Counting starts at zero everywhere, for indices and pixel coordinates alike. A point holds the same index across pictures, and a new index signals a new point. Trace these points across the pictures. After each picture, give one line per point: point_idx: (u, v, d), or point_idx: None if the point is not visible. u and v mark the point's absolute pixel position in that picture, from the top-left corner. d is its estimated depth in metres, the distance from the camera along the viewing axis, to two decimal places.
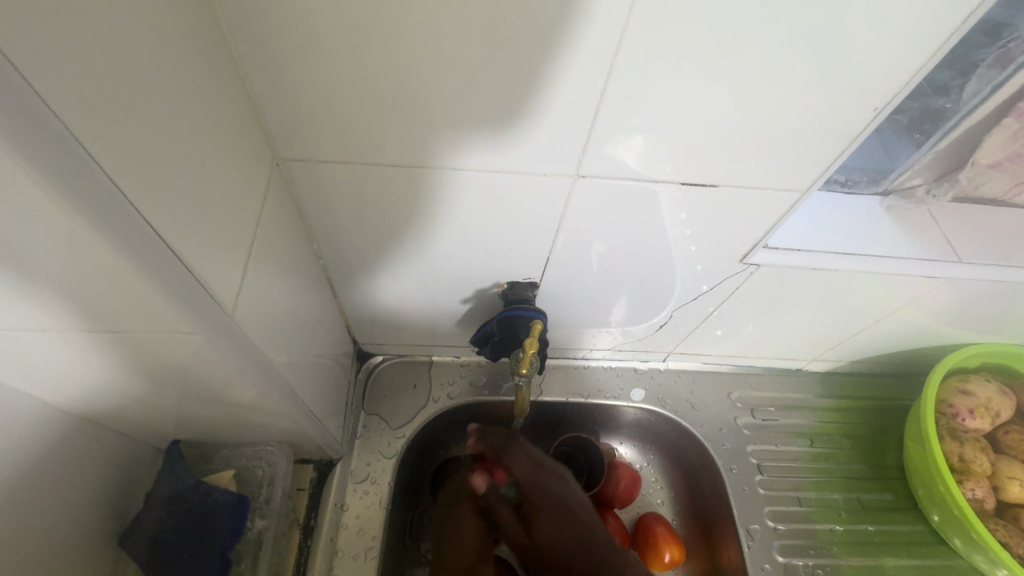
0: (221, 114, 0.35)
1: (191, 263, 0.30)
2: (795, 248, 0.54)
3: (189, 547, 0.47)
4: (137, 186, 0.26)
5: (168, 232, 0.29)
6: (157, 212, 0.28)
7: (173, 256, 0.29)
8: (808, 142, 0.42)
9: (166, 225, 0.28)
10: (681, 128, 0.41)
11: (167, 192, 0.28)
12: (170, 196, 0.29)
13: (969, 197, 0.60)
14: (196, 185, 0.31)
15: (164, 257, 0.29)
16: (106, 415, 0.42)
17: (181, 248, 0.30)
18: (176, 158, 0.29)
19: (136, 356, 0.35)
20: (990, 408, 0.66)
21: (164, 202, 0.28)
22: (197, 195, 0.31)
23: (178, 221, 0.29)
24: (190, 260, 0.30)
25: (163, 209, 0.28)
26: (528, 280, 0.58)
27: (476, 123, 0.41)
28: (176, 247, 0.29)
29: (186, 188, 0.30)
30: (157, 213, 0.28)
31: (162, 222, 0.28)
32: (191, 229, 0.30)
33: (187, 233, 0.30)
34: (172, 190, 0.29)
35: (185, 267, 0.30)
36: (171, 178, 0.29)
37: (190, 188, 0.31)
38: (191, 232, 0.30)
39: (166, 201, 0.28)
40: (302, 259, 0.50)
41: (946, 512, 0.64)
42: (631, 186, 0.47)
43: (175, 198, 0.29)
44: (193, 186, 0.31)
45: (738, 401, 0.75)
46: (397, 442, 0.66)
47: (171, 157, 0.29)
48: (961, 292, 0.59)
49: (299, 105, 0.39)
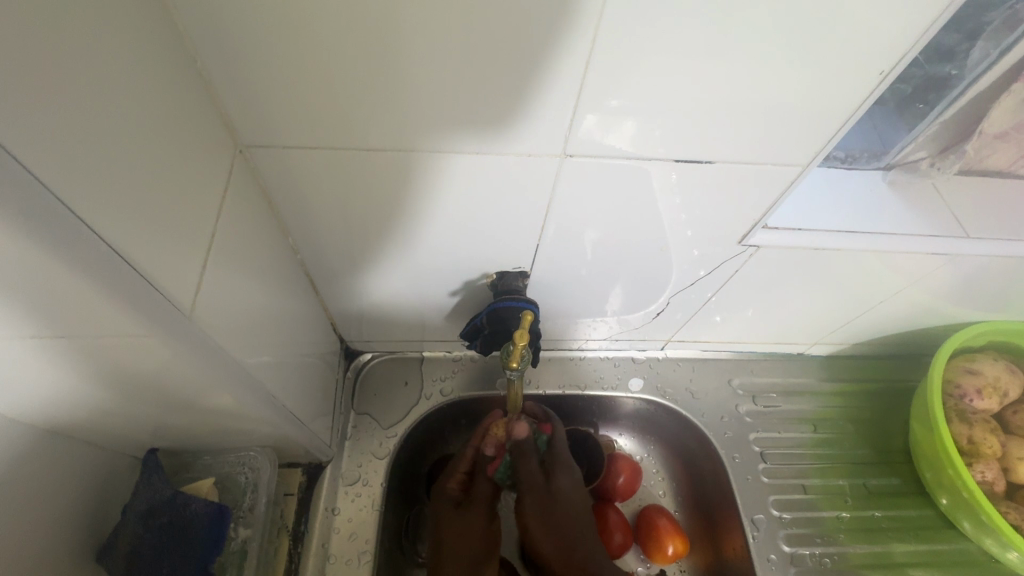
0: (170, 97, 0.31)
1: (134, 258, 0.28)
2: (794, 229, 0.52)
3: (168, 563, 0.45)
4: (61, 173, 0.23)
5: (102, 224, 0.26)
6: (88, 201, 0.25)
7: (110, 250, 0.26)
8: (811, 114, 0.40)
9: (100, 216, 0.25)
10: (674, 103, 0.39)
11: (102, 180, 0.25)
12: (105, 184, 0.26)
13: (974, 170, 0.57)
14: (139, 174, 0.28)
15: (99, 252, 0.26)
16: (72, 427, 0.40)
17: (120, 242, 0.27)
18: (114, 143, 0.26)
19: (94, 365, 0.33)
20: (998, 387, 0.63)
21: (98, 191, 0.25)
22: (139, 184, 0.28)
23: (116, 212, 0.26)
24: (133, 255, 0.27)
25: (95, 199, 0.25)
26: (518, 270, 0.55)
27: (450, 102, 0.38)
28: (112, 240, 0.26)
29: (125, 176, 0.27)
30: (88, 204, 0.25)
31: (94, 213, 0.25)
32: (132, 220, 0.27)
33: (127, 226, 0.27)
34: (109, 177, 0.26)
35: (126, 262, 0.27)
36: (108, 166, 0.26)
37: (131, 175, 0.28)
38: (133, 224, 0.27)
39: (100, 189, 0.25)
40: (277, 255, 0.47)
41: (955, 496, 0.63)
42: (623, 167, 0.44)
43: (112, 186, 0.26)
44: (134, 174, 0.28)
45: (738, 388, 0.73)
46: (389, 441, 0.64)
47: (107, 142, 0.26)
48: (969, 269, 0.57)
49: (260, 88, 0.36)
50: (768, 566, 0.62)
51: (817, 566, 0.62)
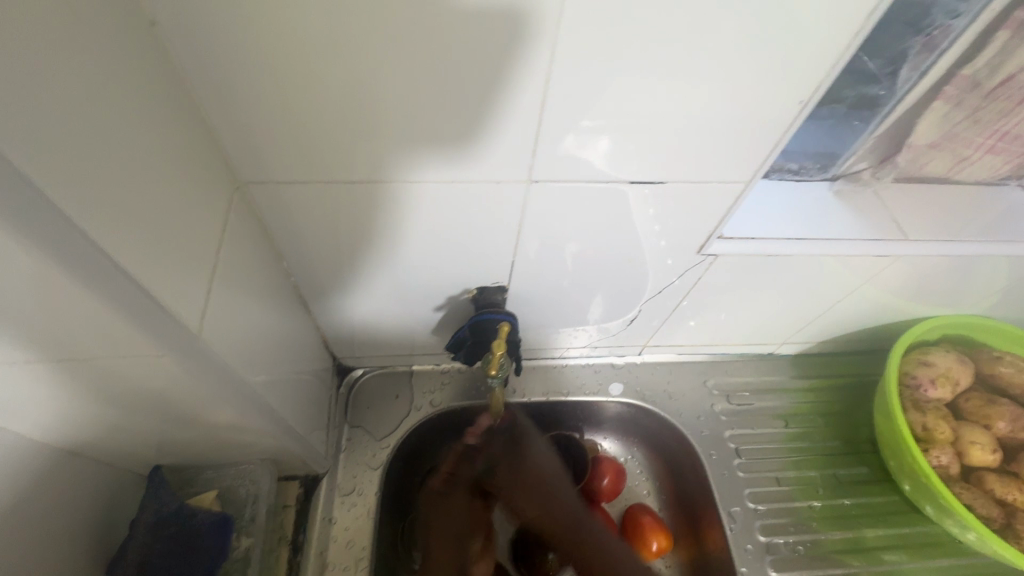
0: (176, 140, 0.35)
1: (151, 287, 0.31)
2: (749, 237, 0.56)
3: (176, 570, 0.48)
4: (90, 212, 0.27)
5: (124, 257, 0.29)
6: (112, 237, 0.28)
7: (132, 279, 0.29)
8: (750, 134, 0.45)
9: (123, 249, 0.29)
10: (627, 129, 0.43)
11: (123, 217, 0.29)
12: (126, 220, 0.29)
13: (915, 177, 0.63)
14: (153, 211, 0.32)
15: (123, 282, 0.29)
16: (83, 446, 0.43)
17: (140, 272, 0.30)
18: (131, 185, 0.30)
19: (108, 385, 0.36)
20: (950, 377, 0.68)
21: (121, 226, 0.29)
22: (153, 220, 0.32)
23: (135, 245, 0.30)
24: (150, 283, 0.31)
25: (118, 234, 0.28)
26: (497, 284, 0.59)
27: (426, 136, 0.42)
28: (133, 271, 0.29)
29: (141, 213, 0.31)
30: (113, 239, 0.28)
31: (117, 247, 0.28)
32: (149, 252, 0.31)
33: (146, 257, 0.30)
34: (129, 214, 0.30)
35: (145, 291, 0.30)
36: (127, 204, 0.29)
37: (147, 212, 0.31)
38: (150, 256, 0.31)
39: (123, 226, 0.29)
40: (273, 279, 0.51)
41: (915, 481, 0.67)
42: (589, 185, 0.48)
43: (131, 222, 0.30)
44: (149, 212, 0.31)
45: (713, 388, 0.77)
46: (382, 452, 0.67)
47: (126, 183, 0.30)
48: (916, 268, 0.62)
49: (255, 130, 0.40)
50: (746, 555, 0.65)
51: (791, 553, 0.66)
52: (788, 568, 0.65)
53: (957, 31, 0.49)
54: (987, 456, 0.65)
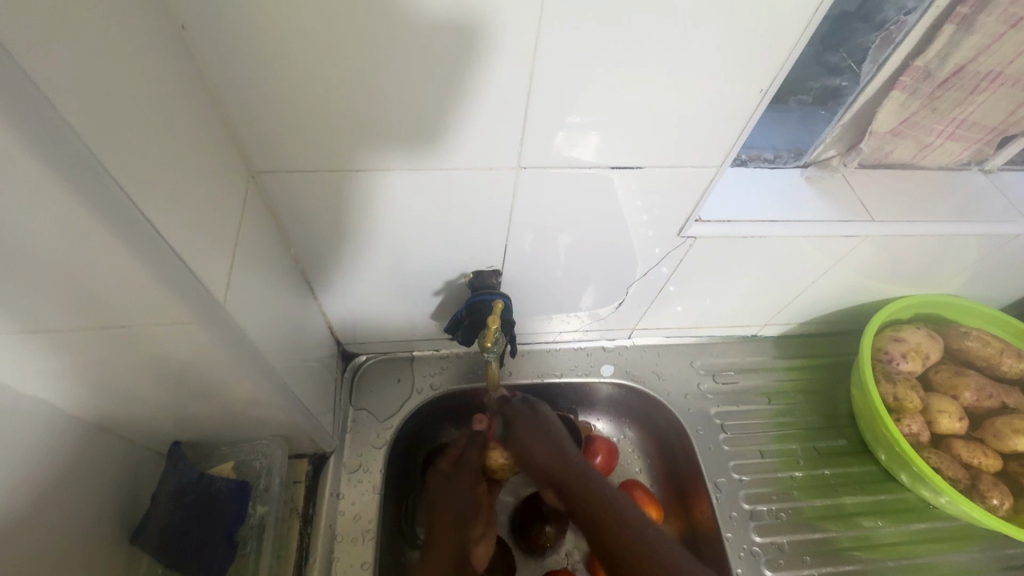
0: (200, 130, 0.39)
1: (184, 256, 0.34)
2: (725, 221, 0.60)
3: (198, 533, 0.51)
4: (136, 187, 0.31)
5: (163, 228, 0.33)
6: (153, 210, 0.32)
7: (169, 248, 0.33)
8: (718, 123, 0.49)
9: (161, 221, 0.33)
10: (607, 119, 0.47)
11: (160, 194, 0.33)
12: (163, 197, 0.33)
13: (882, 164, 0.67)
14: (185, 191, 0.36)
15: (163, 251, 0.33)
16: (111, 417, 0.46)
17: (176, 243, 0.34)
18: (166, 167, 0.34)
19: (138, 355, 0.39)
20: (920, 351, 0.72)
21: (159, 202, 0.33)
22: (185, 199, 0.35)
23: (170, 218, 0.33)
24: (184, 253, 0.34)
25: (157, 208, 0.32)
26: (492, 268, 0.63)
27: (424, 127, 0.46)
28: (170, 241, 0.33)
29: (175, 192, 0.34)
30: (154, 213, 0.32)
31: (157, 219, 0.32)
32: (182, 226, 0.35)
33: (179, 230, 0.34)
34: (166, 191, 0.33)
35: (180, 260, 0.34)
36: (163, 183, 0.33)
37: (180, 190, 0.35)
38: (183, 229, 0.35)
39: (161, 201, 0.33)
40: (283, 266, 0.54)
41: (890, 450, 0.71)
42: (575, 172, 0.52)
43: (167, 199, 0.33)
44: (182, 191, 0.35)
45: (700, 368, 0.81)
46: (385, 432, 0.71)
47: (162, 165, 0.33)
48: (885, 248, 0.66)
49: (269, 124, 0.44)
50: (731, 522, 0.69)
51: (774, 520, 0.70)
52: (771, 533, 0.69)
53: (910, 27, 0.54)
54: (954, 423, 0.69)
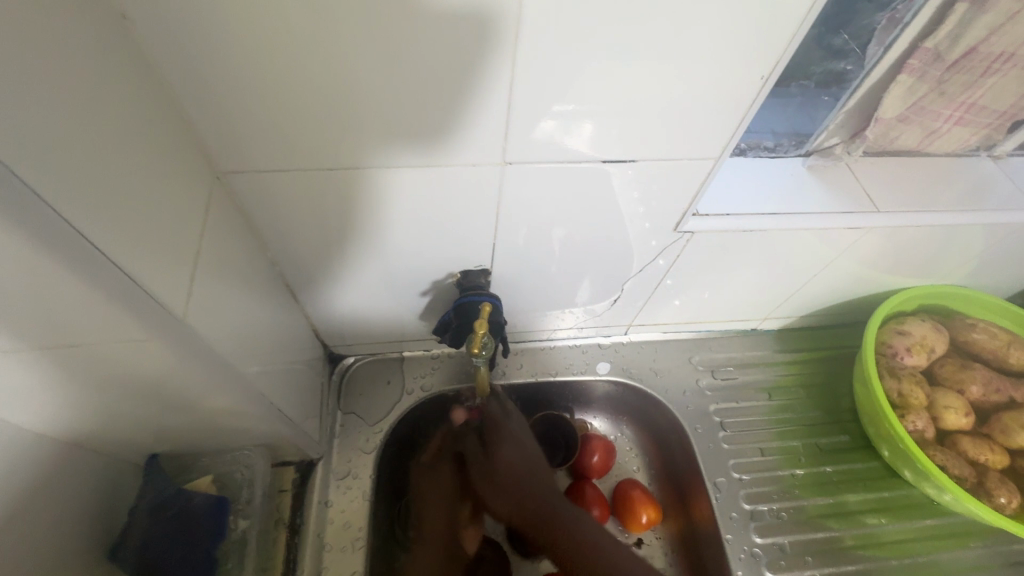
0: (151, 130, 0.36)
1: (128, 268, 0.32)
2: (725, 213, 0.58)
3: (177, 551, 0.49)
4: (67, 195, 0.28)
5: (101, 238, 0.30)
6: (90, 221, 0.29)
7: (109, 260, 0.31)
8: (717, 111, 0.46)
9: (99, 231, 0.30)
10: (599, 110, 0.45)
11: (100, 202, 0.30)
12: (103, 205, 0.30)
13: (887, 151, 0.64)
14: (129, 197, 0.33)
15: (103, 265, 0.30)
16: (81, 438, 0.44)
17: (117, 254, 0.31)
18: (106, 171, 0.31)
19: (99, 373, 0.37)
20: (925, 344, 0.70)
21: (98, 211, 0.30)
22: (129, 203, 0.33)
23: (111, 228, 0.31)
24: (127, 264, 0.32)
25: (95, 217, 0.30)
26: (480, 267, 0.60)
27: (402, 120, 0.43)
28: (111, 252, 0.31)
29: (116, 198, 0.32)
30: (90, 223, 0.29)
31: (94, 230, 0.29)
32: (126, 235, 0.32)
33: (123, 240, 0.32)
34: (105, 199, 0.31)
35: (124, 273, 0.32)
36: (103, 189, 0.31)
37: (122, 196, 0.32)
38: (127, 239, 0.32)
39: (99, 208, 0.30)
40: (259, 269, 0.52)
41: (893, 446, 0.69)
42: (565, 165, 0.49)
43: (107, 206, 0.31)
44: (125, 197, 0.32)
45: (698, 364, 0.79)
46: (375, 436, 0.68)
47: (102, 171, 0.31)
48: (890, 239, 0.63)
49: (232, 120, 0.41)
50: (731, 523, 0.68)
51: (775, 520, 0.68)
52: (771, 534, 0.67)
53: (919, 5, 0.51)
54: (960, 419, 0.67)
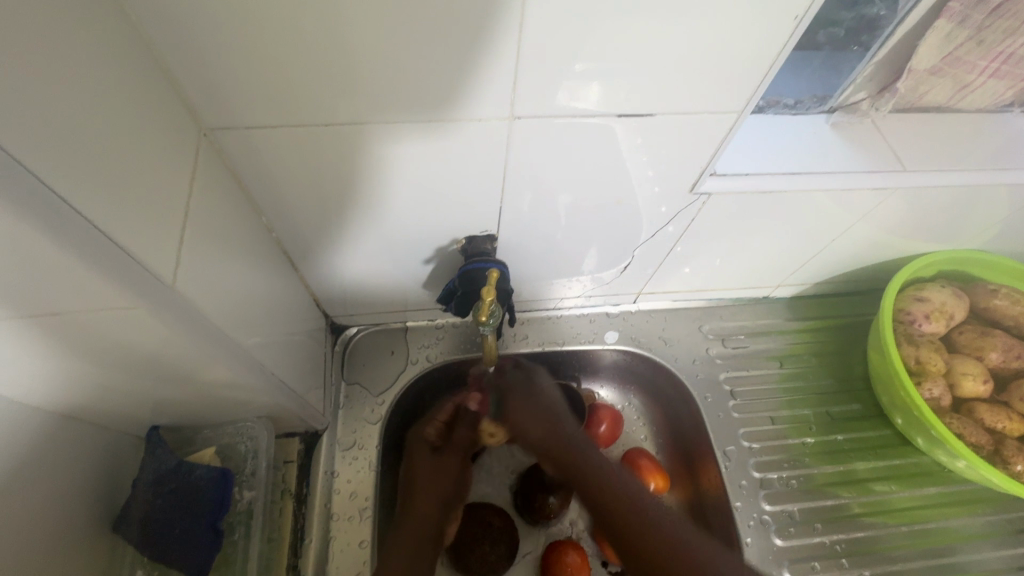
0: (128, 79, 0.33)
1: (108, 230, 0.30)
2: (742, 173, 0.55)
3: (180, 523, 0.49)
4: (27, 143, 0.25)
5: (76, 195, 0.28)
6: (60, 175, 0.27)
7: (84, 220, 0.28)
8: (741, 61, 0.42)
9: (73, 188, 0.27)
10: (615, 63, 0.41)
11: (72, 155, 0.28)
12: (75, 158, 0.28)
13: (915, 107, 0.61)
14: (104, 151, 0.30)
15: (77, 224, 0.28)
16: (79, 411, 0.42)
17: (93, 212, 0.29)
18: (76, 121, 0.28)
19: (91, 343, 0.35)
20: (944, 311, 0.68)
21: (71, 165, 0.27)
22: (105, 158, 0.30)
23: (84, 184, 0.28)
24: (106, 225, 0.30)
25: (68, 172, 0.27)
26: (486, 233, 0.58)
27: (402, 73, 0.40)
28: (87, 212, 0.28)
29: (90, 152, 0.29)
30: (61, 177, 0.27)
31: (68, 187, 0.27)
32: (102, 193, 0.29)
33: (100, 198, 0.29)
34: (77, 151, 0.28)
35: (102, 234, 0.29)
36: (72, 141, 0.28)
37: (96, 149, 0.29)
38: (103, 197, 0.30)
39: (68, 161, 0.27)
40: (253, 235, 0.49)
41: (907, 414, 0.68)
42: (575, 123, 0.46)
43: (83, 162, 0.28)
44: (99, 151, 0.30)
45: (709, 333, 0.77)
46: (380, 407, 0.68)
47: (72, 122, 0.28)
48: (913, 202, 0.60)
49: (216, 72, 0.38)
50: (740, 491, 0.67)
51: (784, 487, 0.68)
52: (781, 502, 0.67)
53: None
54: (978, 386, 0.66)
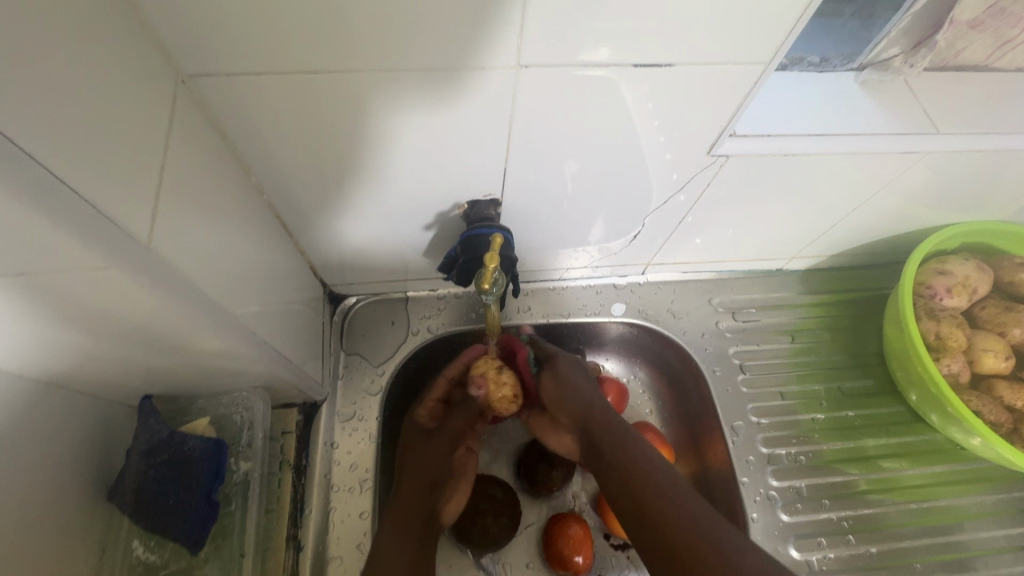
0: (95, 14, 0.30)
1: (70, 180, 0.27)
2: (764, 135, 0.51)
3: (172, 494, 0.48)
4: None
5: (27, 138, 0.25)
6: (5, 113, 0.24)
7: (42, 167, 0.26)
8: (772, 5, 0.39)
9: (22, 129, 0.24)
10: (630, 10, 0.38)
11: (23, 92, 0.24)
12: (28, 96, 0.25)
13: (950, 66, 0.57)
14: (61, 90, 0.27)
15: (33, 172, 0.25)
16: (63, 379, 0.40)
17: (51, 160, 0.26)
18: (26, 52, 0.25)
19: (66, 308, 0.33)
20: (967, 285, 0.66)
21: (21, 103, 0.24)
22: (61, 99, 0.27)
23: (40, 128, 0.25)
24: (66, 175, 0.27)
25: (17, 110, 0.24)
26: (490, 198, 0.55)
27: (401, 14, 0.36)
28: (45, 159, 0.26)
29: (46, 91, 0.26)
30: (6, 117, 0.24)
31: (16, 128, 0.24)
32: (59, 137, 0.26)
33: (58, 143, 0.26)
34: (29, 87, 0.25)
35: (64, 184, 0.27)
36: (23, 76, 0.25)
37: (52, 89, 0.26)
38: (59, 142, 0.26)
39: (23, 101, 0.25)
40: (241, 196, 0.46)
41: (923, 390, 0.66)
42: (583, 79, 0.43)
43: (38, 100, 0.25)
44: (56, 90, 0.27)
45: (719, 306, 0.75)
46: (380, 378, 0.66)
47: (25, 55, 0.25)
48: (942, 169, 0.57)
49: (194, 10, 0.35)
50: (747, 466, 0.66)
51: (792, 463, 0.66)
52: (788, 477, 0.66)
53: None
54: (999, 363, 0.64)
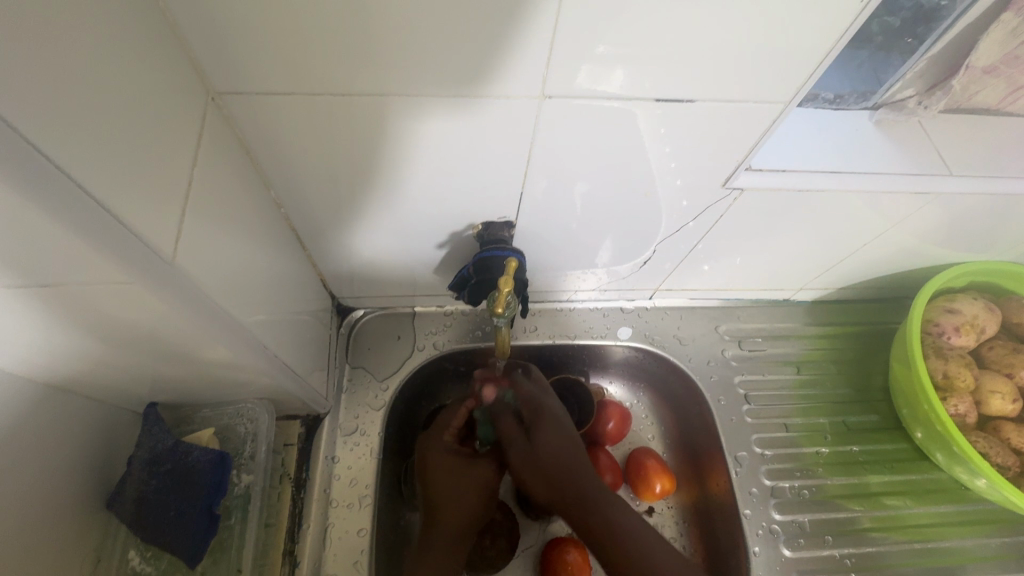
0: (133, 35, 0.31)
1: (101, 198, 0.27)
2: (778, 169, 0.52)
3: (174, 505, 0.48)
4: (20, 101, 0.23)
5: (63, 156, 0.25)
6: (44, 133, 0.24)
7: (75, 184, 0.26)
8: (788, 49, 0.39)
9: (62, 149, 0.25)
10: (650, 50, 0.39)
11: (62, 113, 0.25)
12: (69, 117, 0.25)
13: (962, 108, 0.58)
14: (96, 108, 0.27)
15: (69, 191, 0.26)
16: (74, 385, 0.41)
17: (87, 178, 0.26)
18: (68, 73, 0.25)
19: (83, 317, 0.33)
20: (975, 325, 0.66)
21: (63, 125, 0.25)
22: (100, 117, 0.28)
23: (79, 148, 0.26)
24: (99, 193, 0.27)
25: (57, 130, 0.25)
26: (504, 219, 0.55)
27: (428, 43, 0.37)
28: (80, 177, 0.26)
29: (83, 110, 0.26)
30: (47, 136, 0.24)
31: (55, 147, 0.25)
32: (95, 157, 0.27)
33: (94, 162, 0.27)
34: (65, 104, 0.25)
35: (96, 201, 0.27)
36: (61, 96, 0.25)
37: (90, 108, 0.27)
38: (97, 161, 0.27)
39: (65, 123, 0.25)
40: (258, 208, 0.47)
41: (929, 428, 0.66)
42: (599, 109, 0.43)
43: (77, 121, 0.26)
44: (94, 110, 0.27)
45: (725, 334, 0.75)
46: (384, 393, 0.66)
47: (66, 77, 0.25)
48: (951, 210, 0.57)
49: (229, 33, 0.35)
50: (750, 499, 0.65)
51: (796, 497, 0.66)
52: (791, 512, 0.65)
53: None
54: (1006, 405, 0.64)
